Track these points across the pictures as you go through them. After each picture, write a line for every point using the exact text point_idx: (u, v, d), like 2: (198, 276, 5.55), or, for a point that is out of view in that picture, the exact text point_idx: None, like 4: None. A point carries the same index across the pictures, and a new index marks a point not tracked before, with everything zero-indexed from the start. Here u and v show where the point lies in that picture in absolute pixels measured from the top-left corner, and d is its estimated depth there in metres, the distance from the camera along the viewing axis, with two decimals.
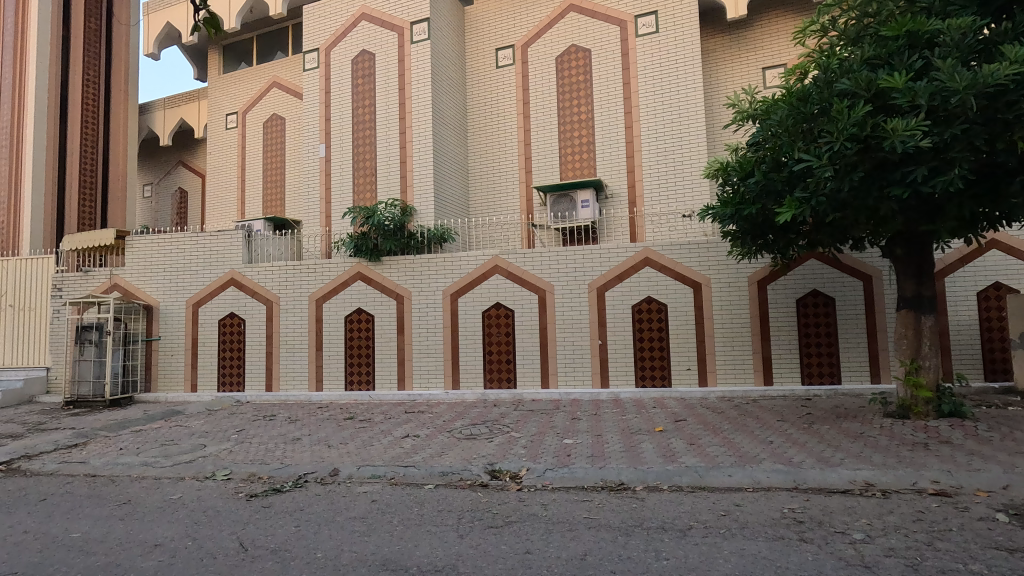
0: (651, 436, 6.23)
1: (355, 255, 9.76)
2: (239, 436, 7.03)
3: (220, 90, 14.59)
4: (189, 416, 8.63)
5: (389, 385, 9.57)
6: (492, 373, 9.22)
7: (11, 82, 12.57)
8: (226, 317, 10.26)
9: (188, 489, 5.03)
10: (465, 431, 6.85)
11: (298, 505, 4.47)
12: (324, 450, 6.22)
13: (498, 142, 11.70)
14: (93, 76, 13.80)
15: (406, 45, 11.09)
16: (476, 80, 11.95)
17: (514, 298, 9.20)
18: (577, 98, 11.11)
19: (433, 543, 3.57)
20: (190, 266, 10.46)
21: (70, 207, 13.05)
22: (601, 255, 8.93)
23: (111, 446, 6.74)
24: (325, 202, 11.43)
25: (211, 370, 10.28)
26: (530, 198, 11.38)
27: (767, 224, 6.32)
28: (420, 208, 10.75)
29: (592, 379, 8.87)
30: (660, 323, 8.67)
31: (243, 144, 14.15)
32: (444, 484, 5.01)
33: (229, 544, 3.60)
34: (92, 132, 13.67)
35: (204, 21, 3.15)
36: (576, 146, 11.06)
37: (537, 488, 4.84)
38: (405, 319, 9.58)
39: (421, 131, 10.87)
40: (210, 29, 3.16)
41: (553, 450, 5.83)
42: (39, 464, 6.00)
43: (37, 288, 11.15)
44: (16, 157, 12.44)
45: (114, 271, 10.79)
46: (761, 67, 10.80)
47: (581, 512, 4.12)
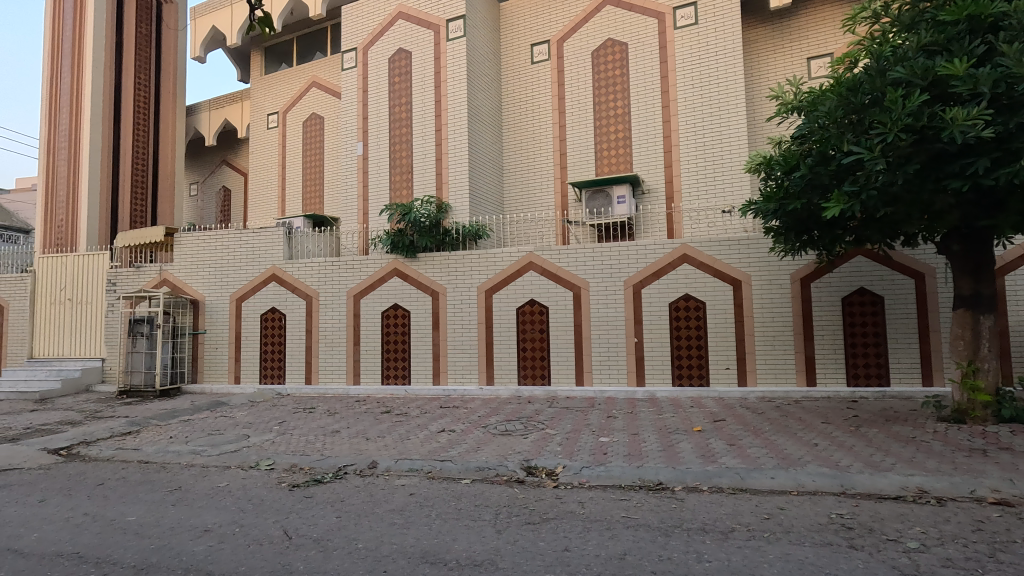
0: (689, 436, 6.12)
1: (392, 252, 9.89)
2: (281, 428, 7.22)
3: (262, 90, 14.99)
4: (233, 407, 8.92)
5: (424, 380, 9.69)
6: (526, 370, 9.21)
7: (70, 88, 13.27)
8: (268, 311, 10.55)
9: (234, 477, 5.19)
10: (500, 427, 6.87)
11: (338, 496, 4.56)
12: (362, 443, 6.33)
13: (533, 139, 11.68)
14: (144, 78, 14.35)
15: (442, 43, 11.16)
16: (511, 76, 11.95)
17: (549, 295, 9.16)
18: (613, 92, 10.96)
19: (471, 538, 3.58)
20: (234, 262, 10.79)
21: (123, 205, 13.63)
22: (637, 251, 8.80)
23: (162, 434, 7.02)
24: (363, 200, 11.62)
25: (253, 363, 10.60)
26: (565, 194, 11.32)
27: (812, 219, 6.10)
28: (455, 205, 10.80)
29: (627, 378, 8.76)
30: (697, 321, 8.50)
31: (284, 143, 14.51)
32: (480, 480, 5.03)
33: (274, 533, 3.70)
34: (143, 133, 14.24)
35: (259, 22, 3.22)
36: (612, 142, 10.93)
37: (573, 486, 4.81)
38: (440, 314, 9.67)
39: (457, 128, 10.93)
40: (264, 29, 3.24)
41: (588, 448, 5.79)
42: (96, 451, 6.31)
43: (93, 282, 11.71)
44: (75, 158, 13.15)
45: (164, 267, 11.24)
46: (806, 57, 10.43)
47: (620, 511, 4.08)
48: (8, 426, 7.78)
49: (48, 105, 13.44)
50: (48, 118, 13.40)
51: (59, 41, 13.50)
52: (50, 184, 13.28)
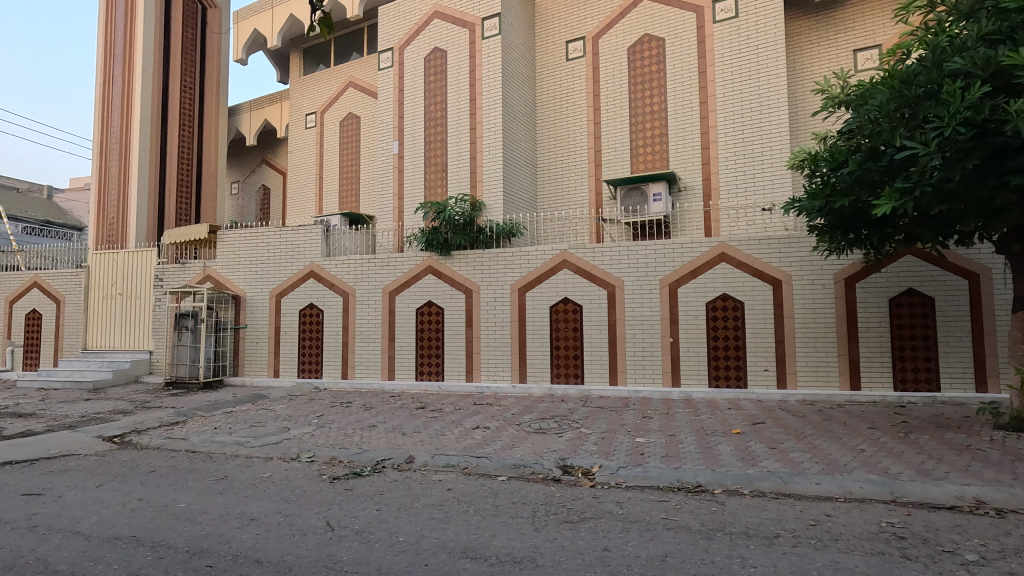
0: (728, 438, 5.99)
1: (427, 249, 9.98)
2: (320, 421, 7.38)
3: (301, 91, 15.34)
4: (273, 400, 9.16)
5: (457, 377, 9.76)
6: (560, 368, 9.18)
7: (121, 90, 13.83)
8: (306, 307, 10.80)
9: (277, 468, 5.34)
10: (534, 425, 6.87)
11: (378, 489, 4.64)
12: (399, 438, 6.42)
13: (567, 136, 11.63)
14: (190, 81, 14.84)
15: (477, 41, 11.19)
16: (547, 74, 11.92)
17: (583, 294, 9.11)
18: (650, 88, 10.81)
19: (510, 534, 3.59)
20: (274, 259, 11.06)
21: (169, 203, 14.11)
22: (673, 249, 8.67)
23: (207, 425, 7.26)
24: (398, 198, 11.77)
25: (292, 358, 10.85)
26: (599, 192, 11.23)
27: (860, 217, 5.88)
28: (489, 203, 10.83)
29: (662, 378, 8.64)
30: (736, 321, 8.32)
31: (321, 142, 14.80)
32: (517, 477, 5.05)
33: (317, 523, 3.78)
34: (188, 134, 14.72)
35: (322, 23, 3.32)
36: (649, 138, 10.79)
37: (610, 486, 4.77)
38: (474, 311, 9.72)
39: (491, 126, 10.95)
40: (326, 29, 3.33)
41: (624, 448, 5.74)
42: (147, 439, 6.57)
43: (142, 278, 12.18)
44: (125, 158, 13.70)
45: (207, 263, 11.61)
46: (851, 49, 10.10)
47: (659, 513, 4.02)
48: (65, 414, 8.17)
49: (100, 107, 14.03)
50: (101, 122, 14.00)
51: (111, 47, 14.10)
52: (102, 182, 13.87)
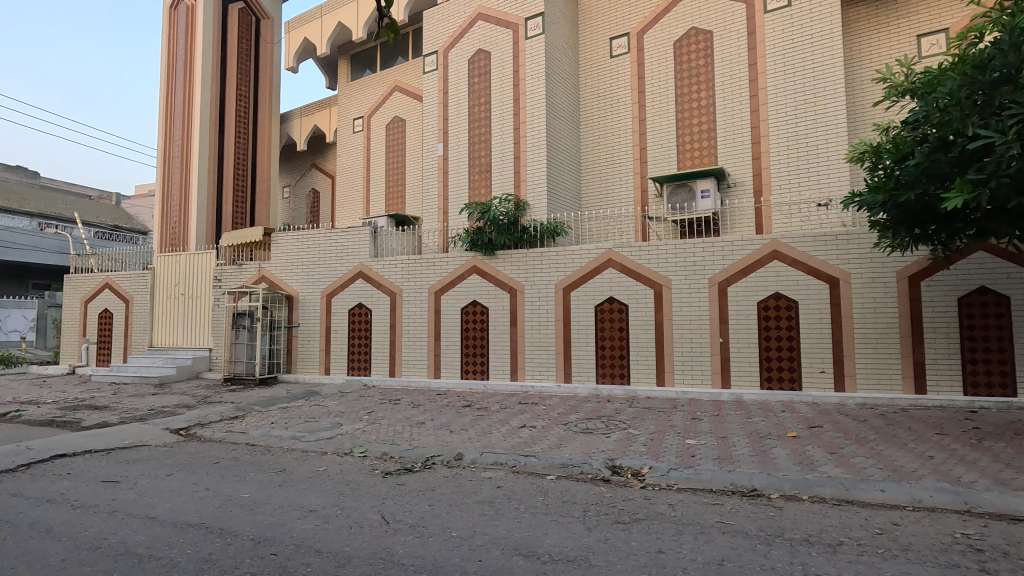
0: (783, 442, 5.80)
1: (471, 249, 10.07)
2: (370, 418, 7.57)
3: (349, 96, 15.75)
4: (325, 397, 9.46)
5: (502, 376, 9.80)
6: (605, 368, 9.09)
7: (183, 101, 14.63)
8: (355, 307, 11.09)
9: (331, 463, 5.51)
10: (581, 425, 6.83)
11: (428, 485, 4.72)
12: (447, 435, 6.51)
13: (612, 133, 11.53)
14: (245, 90, 15.37)
15: (521, 41, 11.22)
16: (590, 71, 11.84)
17: (629, 293, 9.00)
18: (696, 83, 10.60)
19: (562, 533, 3.59)
20: (325, 260, 11.42)
21: (226, 207, 14.66)
22: (722, 247, 8.45)
23: (265, 420, 7.57)
24: (443, 199, 11.92)
25: (342, 356, 11.17)
26: (644, 189, 11.05)
27: (927, 212, 5.58)
28: (533, 203, 10.83)
29: (712, 380, 8.44)
30: (789, 321, 8.04)
31: (368, 146, 15.16)
32: (565, 476, 5.04)
33: (373, 517, 3.88)
34: (244, 140, 15.20)
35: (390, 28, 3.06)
36: (695, 134, 10.57)
37: (661, 488, 4.70)
38: (518, 311, 9.75)
39: (535, 125, 10.96)
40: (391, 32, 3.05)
41: (675, 449, 5.64)
42: (210, 432, 6.91)
43: (202, 279, 12.79)
44: (186, 165, 14.43)
45: (262, 265, 12.07)
46: (914, 35, 9.59)
47: (713, 516, 3.94)
48: (135, 407, 8.67)
49: (165, 117, 14.90)
50: (165, 131, 14.87)
51: (174, 61, 14.96)
52: (166, 188, 14.70)
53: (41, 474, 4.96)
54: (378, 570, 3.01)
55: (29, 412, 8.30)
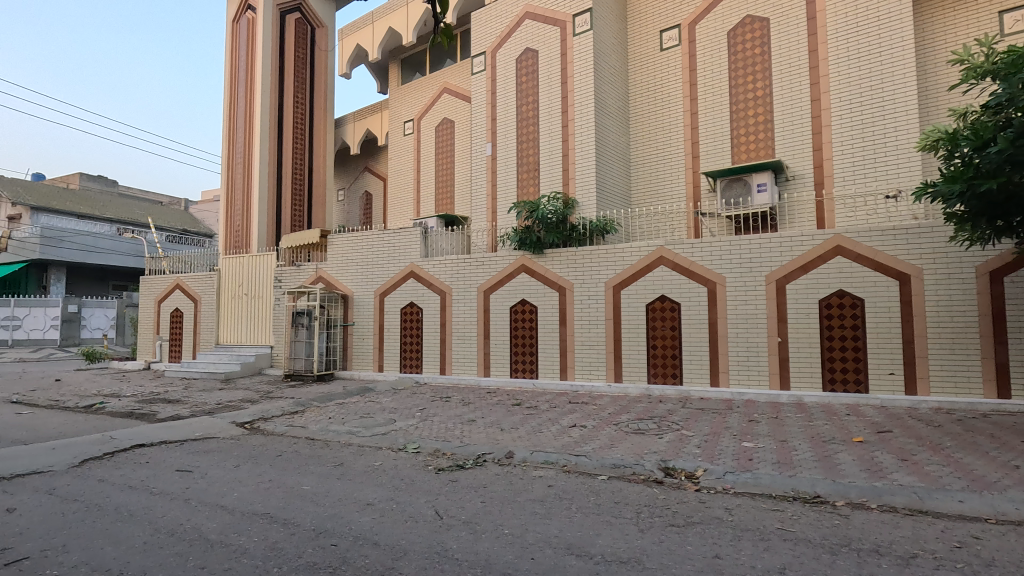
0: (848, 446, 5.52)
1: (520, 248, 10.09)
2: (423, 415, 7.72)
3: (399, 100, 16.11)
4: (379, 393, 9.73)
5: (551, 375, 9.78)
6: (657, 368, 8.92)
7: (245, 110, 15.38)
8: (406, 306, 11.34)
9: (386, 458, 5.66)
10: (633, 425, 6.73)
11: (480, 482, 4.77)
12: (498, 433, 6.56)
13: (662, 128, 11.29)
14: (302, 97, 15.96)
15: (569, 38, 11.15)
16: (640, 65, 11.63)
17: (681, 291, 8.79)
18: (752, 72, 10.23)
19: (615, 534, 3.55)
20: (378, 260, 11.73)
21: (285, 210, 15.30)
22: (780, 242, 8.12)
23: (323, 415, 7.85)
24: (491, 199, 12.00)
25: (394, 354, 11.44)
26: (697, 184, 10.76)
27: (1012, 202, 5.16)
28: (582, 201, 10.76)
29: (770, 381, 8.13)
30: (854, 319, 7.64)
31: (418, 148, 15.45)
32: (617, 477, 4.98)
33: (427, 512, 3.96)
34: (301, 146, 15.80)
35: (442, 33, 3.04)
36: (751, 126, 10.21)
37: (717, 491, 4.57)
38: (567, 310, 9.70)
39: (583, 122, 10.87)
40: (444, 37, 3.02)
41: (731, 452, 5.47)
42: (273, 426, 7.24)
43: (263, 279, 13.39)
44: (248, 171, 15.16)
45: (319, 266, 12.53)
46: (996, 11, 8.91)
47: (773, 522, 3.80)
48: (204, 401, 9.19)
49: (229, 126, 15.71)
50: (229, 139, 15.67)
51: (236, 72, 15.74)
52: (230, 193, 15.50)
53: (123, 463, 5.33)
54: (433, 564, 3.07)
55: (112, 405, 8.94)
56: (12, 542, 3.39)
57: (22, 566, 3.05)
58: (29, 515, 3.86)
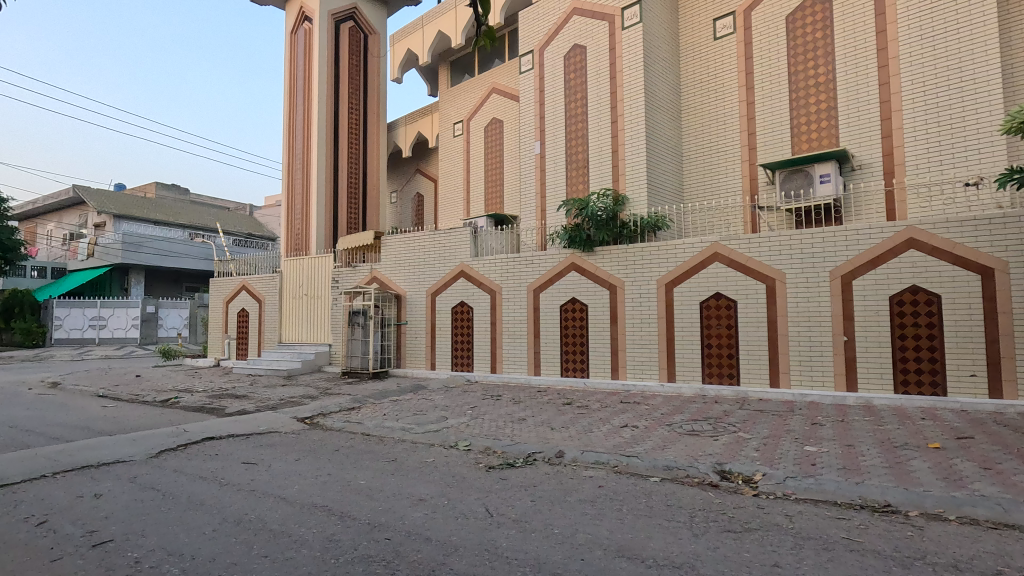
0: (924, 453, 5.17)
1: (570, 246, 10.02)
2: (474, 412, 7.81)
3: (449, 102, 16.34)
4: (431, 391, 9.91)
5: (602, 374, 9.67)
6: (712, 367, 8.65)
7: (303, 117, 16.02)
8: (457, 305, 11.50)
9: (438, 455, 5.76)
10: (687, 426, 6.56)
11: (530, 481, 4.78)
12: (549, 432, 6.55)
13: (716, 119, 10.94)
14: (356, 103, 16.46)
15: (617, 32, 10.97)
16: (692, 56, 11.31)
17: (738, 288, 8.48)
18: (814, 57, 9.76)
19: (667, 538, 3.47)
20: (430, 261, 11.95)
21: (341, 213, 15.84)
22: (846, 236, 7.70)
23: (378, 411, 8.09)
24: (540, 197, 11.98)
25: (446, 352, 11.63)
26: (754, 177, 10.36)
27: None
28: (632, 197, 10.57)
29: (835, 382, 7.72)
30: (929, 317, 7.14)
31: (468, 149, 15.62)
32: (670, 479, 4.86)
33: (478, 509, 4.01)
34: (355, 150, 16.30)
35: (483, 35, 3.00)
36: (813, 113, 9.74)
37: (777, 497, 4.39)
38: (619, 308, 9.56)
39: (634, 116, 10.67)
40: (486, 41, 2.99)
41: (793, 456, 5.23)
42: (331, 422, 7.52)
43: (322, 280, 13.92)
44: (307, 176, 15.78)
45: (373, 266, 12.89)
46: None
47: (838, 531, 3.61)
48: (268, 397, 9.65)
49: (288, 133, 16.41)
50: (288, 146, 16.36)
51: (295, 81, 16.41)
52: (290, 198, 16.18)
53: (196, 454, 5.68)
54: (484, 562, 3.09)
55: (185, 399, 9.54)
56: (98, 525, 3.68)
57: (107, 547, 3.31)
58: (113, 501, 4.18)
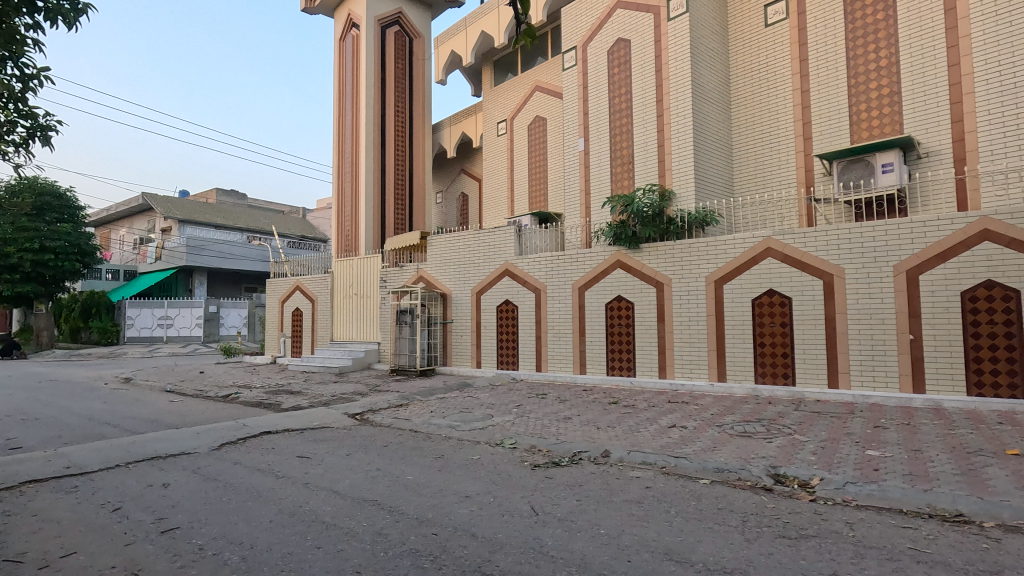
0: (1000, 460, 4.81)
1: (615, 243, 9.90)
2: (520, 411, 7.84)
3: (492, 101, 16.42)
4: (477, 389, 10.00)
5: (649, 373, 9.49)
6: (765, 367, 8.35)
7: (352, 122, 16.47)
8: (502, 304, 11.55)
9: (484, 452, 5.81)
10: (738, 428, 6.36)
11: (576, 480, 4.75)
12: (595, 431, 6.49)
13: (768, 110, 10.54)
14: (402, 106, 16.78)
15: (663, 24, 10.74)
16: (742, 45, 10.94)
17: (793, 285, 8.15)
18: (875, 40, 9.25)
19: (718, 542, 3.37)
20: (475, 260, 12.06)
21: (388, 214, 16.19)
22: (911, 228, 7.26)
23: (426, 408, 8.23)
24: (585, 194, 11.87)
25: (492, 350, 11.70)
26: (810, 169, 9.92)
27: None
28: (680, 192, 10.33)
29: (900, 383, 7.29)
30: (1007, 314, 6.63)
31: (512, 148, 15.65)
32: (721, 482, 4.73)
33: (523, 507, 4.02)
34: (402, 152, 16.62)
35: (523, 34, 2.96)
36: (874, 100, 9.23)
37: (836, 503, 4.19)
38: (666, 306, 9.37)
39: (680, 109, 10.42)
40: (527, 41, 2.96)
41: (854, 461, 4.98)
42: (380, 418, 7.71)
43: (371, 280, 14.29)
44: (355, 178, 16.23)
45: (420, 265, 13.13)
46: None
47: (904, 541, 3.41)
48: (321, 393, 9.99)
49: (338, 138, 16.92)
50: (338, 150, 16.86)
51: (344, 87, 16.90)
52: (340, 201, 16.67)
53: (254, 448, 5.94)
54: (529, 560, 3.09)
55: (245, 395, 10.00)
56: (166, 513, 3.91)
57: (174, 534, 3.51)
58: (179, 491, 4.42)
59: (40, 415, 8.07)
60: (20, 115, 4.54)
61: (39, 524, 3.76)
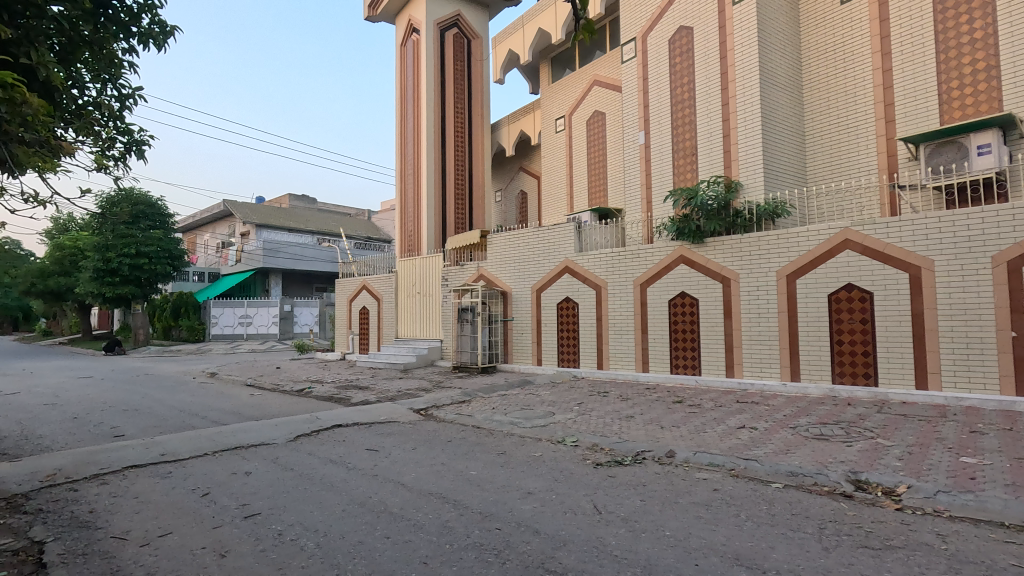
0: None
1: (678, 238, 9.61)
2: (581, 408, 7.79)
3: (550, 98, 16.38)
4: (538, 386, 10.03)
5: (715, 372, 9.18)
6: (843, 366, 7.88)
7: (413, 124, 16.91)
8: (563, 301, 11.51)
9: (546, 449, 5.82)
10: (814, 430, 6.03)
11: (639, 480, 4.67)
12: (659, 430, 6.35)
13: (845, 92, 9.92)
14: (461, 107, 17.04)
15: (727, 9, 10.33)
16: (815, 25, 10.35)
17: (874, 279, 7.63)
18: (967, 11, 8.50)
19: (792, 550, 3.21)
20: (534, 257, 12.09)
21: (449, 213, 16.49)
22: (1013, 215, 6.61)
23: (488, 405, 8.34)
24: (646, 189, 11.61)
25: (552, 347, 11.70)
26: (893, 153, 9.25)
27: None
28: (747, 183, 9.90)
29: (1000, 385, 6.67)
30: None
31: (570, 143, 15.53)
32: (795, 486, 4.50)
33: (586, 505, 3.99)
34: (461, 152, 16.88)
35: (581, 28, 2.94)
36: (968, 75, 8.47)
37: (925, 513, 3.89)
38: (733, 302, 9.02)
39: (748, 96, 9.98)
40: (586, 34, 2.93)
41: (946, 468, 4.60)
42: (444, 414, 7.88)
43: (433, 278, 14.61)
44: (417, 179, 16.64)
45: (480, 264, 13.31)
46: None
47: (1006, 557, 3.13)
48: (387, 389, 10.33)
49: (401, 141, 17.43)
50: (401, 153, 17.35)
51: (405, 92, 17.37)
52: (403, 202, 17.15)
53: (326, 440, 6.23)
54: (592, 559, 3.06)
55: (317, 390, 10.50)
56: (248, 499, 4.17)
57: (256, 519, 3.74)
58: (260, 479, 4.71)
59: (139, 406, 8.83)
60: (118, 132, 4.97)
61: (140, 505, 4.12)
